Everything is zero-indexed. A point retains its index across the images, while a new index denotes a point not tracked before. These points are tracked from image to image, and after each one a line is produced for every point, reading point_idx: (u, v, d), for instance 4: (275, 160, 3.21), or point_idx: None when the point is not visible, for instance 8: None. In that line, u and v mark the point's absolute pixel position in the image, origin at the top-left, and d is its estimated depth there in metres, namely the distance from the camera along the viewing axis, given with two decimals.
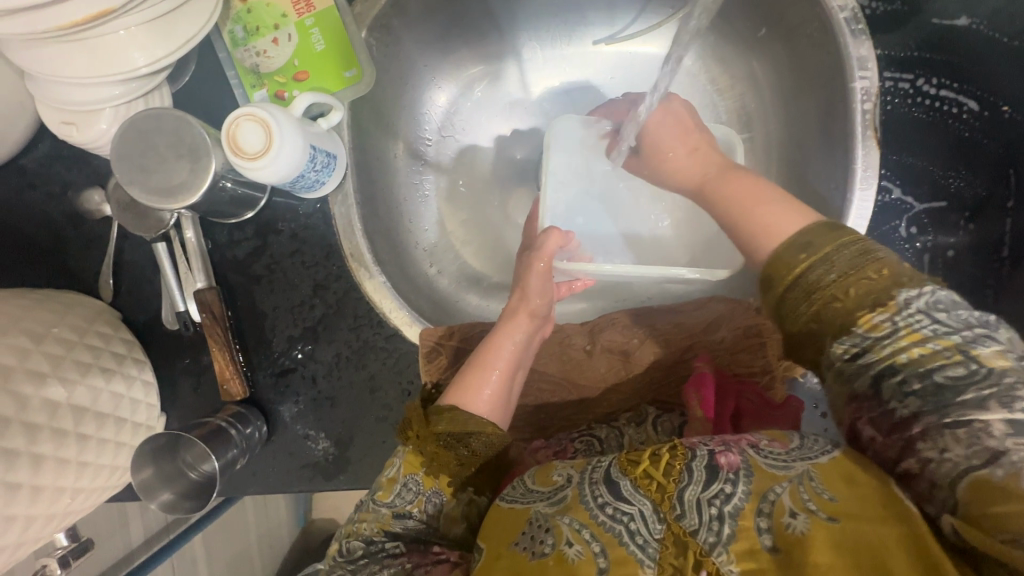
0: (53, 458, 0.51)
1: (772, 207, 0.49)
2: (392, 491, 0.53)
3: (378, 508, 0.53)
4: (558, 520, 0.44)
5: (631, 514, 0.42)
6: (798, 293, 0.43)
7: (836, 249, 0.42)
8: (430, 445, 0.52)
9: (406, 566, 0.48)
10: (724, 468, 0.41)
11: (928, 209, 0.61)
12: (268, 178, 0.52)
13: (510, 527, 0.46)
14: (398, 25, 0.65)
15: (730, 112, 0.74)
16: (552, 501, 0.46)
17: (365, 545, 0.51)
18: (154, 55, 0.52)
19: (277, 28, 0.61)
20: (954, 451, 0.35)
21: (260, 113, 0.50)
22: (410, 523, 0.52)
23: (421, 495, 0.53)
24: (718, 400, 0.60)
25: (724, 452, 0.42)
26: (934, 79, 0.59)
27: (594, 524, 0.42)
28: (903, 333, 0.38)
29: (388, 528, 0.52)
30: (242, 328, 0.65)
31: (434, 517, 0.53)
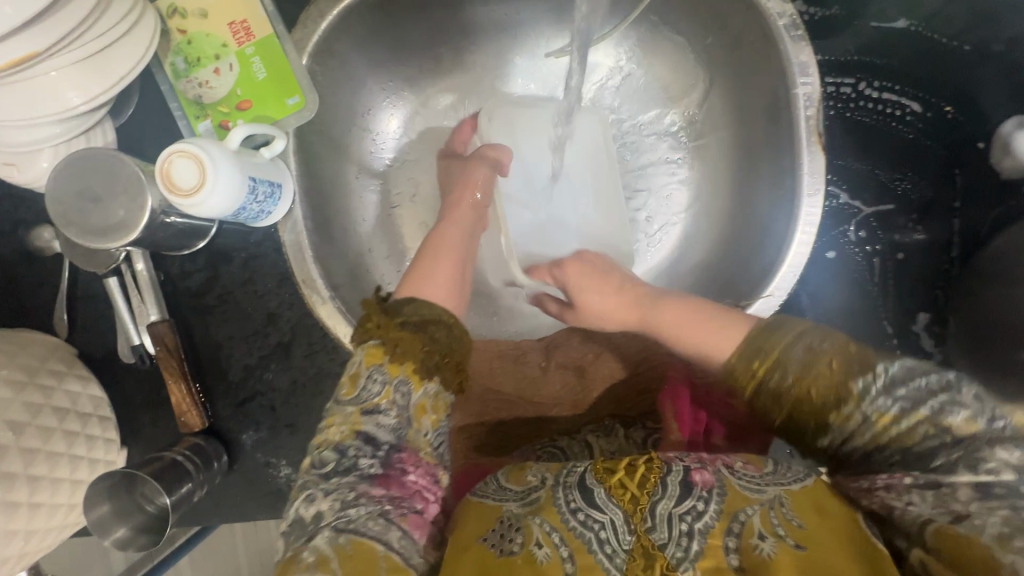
0: (3, 501, 0.51)
1: (698, 330, 0.53)
2: (357, 385, 0.48)
3: (345, 407, 0.48)
4: (529, 520, 0.43)
5: (602, 522, 0.42)
6: (767, 398, 0.47)
7: (787, 348, 0.47)
8: (394, 332, 0.50)
9: (385, 506, 0.44)
10: (700, 485, 0.42)
11: (876, 212, 0.61)
12: (205, 213, 0.52)
13: (480, 523, 0.45)
14: (342, 47, 0.64)
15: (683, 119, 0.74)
16: (524, 502, 0.45)
17: (337, 459, 0.46)
18: (88, 92, 0.52)
19: (218, 58, 0.61)
20: (920, 506, 0.39)
21: (196, 151, 0.50)
22: (382, 421, 0.47)
23: (388, 385, 0.48)
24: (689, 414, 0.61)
25: (700, 470, 0.44)
26: (875, 82, 0.59)
27: (565, 528, 0.42)
28: (876, 418, 0.42)
29: (359, 429, 0.47)
30: (198, 358, 0.65)
31: (404, 409, 0.48)
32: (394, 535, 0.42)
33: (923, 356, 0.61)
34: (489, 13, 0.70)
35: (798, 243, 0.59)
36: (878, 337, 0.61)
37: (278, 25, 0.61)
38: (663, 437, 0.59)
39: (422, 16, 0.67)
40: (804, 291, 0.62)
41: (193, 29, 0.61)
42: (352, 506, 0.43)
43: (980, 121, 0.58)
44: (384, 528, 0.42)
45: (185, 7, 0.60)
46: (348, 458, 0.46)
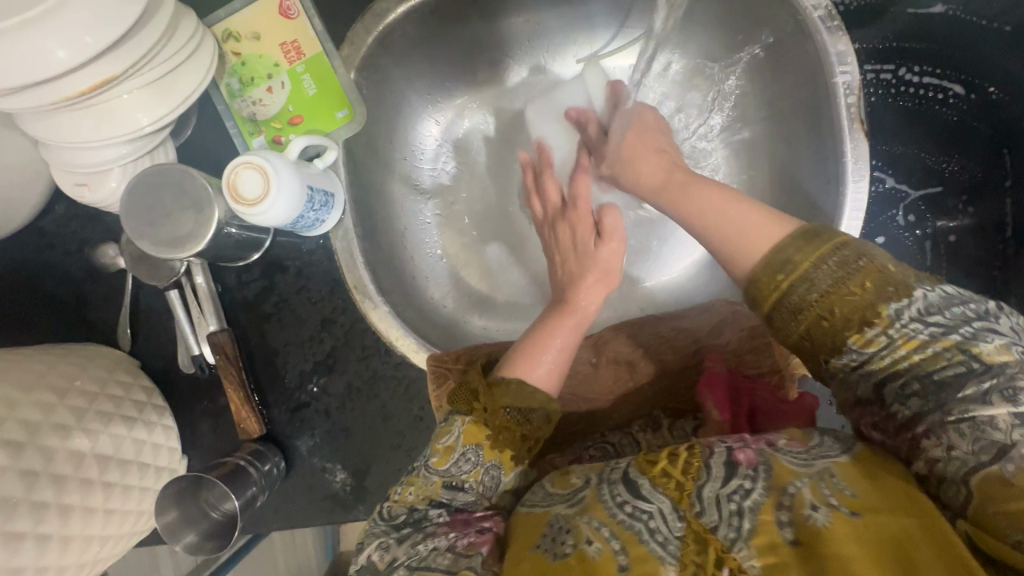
0: (81, 507, 0.52)
1: (731, 209, 0.50)
2: (451, 458, 0.48)
3: (428, 475, 0.48)
4: (578, 520, 0.43)
5: (650, 512, 0.42)
6: (785, 315, 0.44)
7: (814, 266, 0.43)
8: (498, 418, 0.49)
9: (452, 539, 0.44)
10: (744, 463, 0.41)
11: (924, 196, 0.61)
12: (267, 222, 0.54)
13: (529, 529, 0.45)
14: (385, 63, 0.67)
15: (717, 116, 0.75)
16: (570, 504, 0.45)
17: (408, 512, 0.47)
18: (157, 112, 0.55)
19: (270, 78, 0.64)
20: (961, 448, 0.36)
21: (258, 161, 0.52)
22: (462, 495, 0.48)
23: (479, 466, 0.49)
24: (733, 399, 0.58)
25: (743, 450, 0.43)
26: (915, 67, 0.60)
27: (614, 522, 0.42)
28: (900, 343, 0.40)
29: (436, 498, 0.47)
30: (255, 366, 0.66)
31: (487, 489, 0.50)
32: (463, 566, 0.41)
33: None
34: (524, 22, 0.72)
35: (845, 228, 0.59)
36: None
37: (326, 43, 0.63)
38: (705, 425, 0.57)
39: (460, 29, 0.70)
40: None
41: (247, 51, 0.64)
42: (422, 543, 0.44)
43: None
44: (453, 562, 0.42)
45: (239, 31, 0.63)
46: (418, 513, 0.47)
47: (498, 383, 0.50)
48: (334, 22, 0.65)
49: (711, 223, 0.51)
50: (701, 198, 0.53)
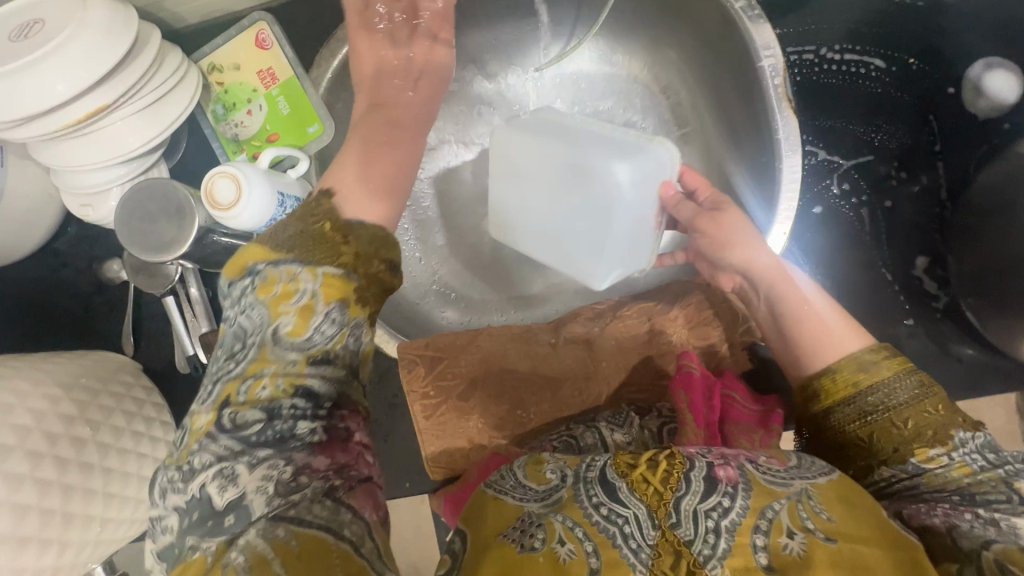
0: (83, 488, 0.57)
1: (843, 340, 0.53)
2: (308, 322, 0.44)
3: (286, 352, 0.44)
4: (551, 518, 0.43)
5: (626, 517, 0.43)
6: (851, 409, 0.48)
7: (895, 380, 0.48)
8: (367, 266, 0.47)
9: (328, 479, 0.41)
10: (723, 480, 0.44)
11: (855, 164, 0.63)
12: (242, 225, 0.60)
13: (497, 516, 0.45)
14: (351, 81, 0.74)
15: (669, 109, 0.80)
16: (545, 502, 0.45)
17: (263, 420, 0.42)
18: (145, 135, 0.63)
19: (250, 102, 0.72)
20: (970, 522, 0.40)
21: (233, 171, 0.59)
22: (328, 369, 0.45)
23: (343, 328, 0.46)
24: (709, 403, 0.58)
25: (723, 466, 0.45)
26: (835, 45, 0.63)
27: (588, 523, 0.43)
28: (956, 466, 0.44)
29: (300, 384, 0.43)
30: None
31: (352, 356, 0.47)
32: (344, 520, 0.40)
33: (929, 300, 0.62)
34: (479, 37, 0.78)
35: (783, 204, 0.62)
36: (878, 285, 0.62)
37: (297, 68, 0.71)
38: (681, 427, 0.56)
39: None
40: (795, 249, 0.64)
41: (229, 80, 0.72)
42: (295, 489, 0.40)
43: (946, 68, 0.61)
44: (332, 514, 0.40)
45: (222, 63, 0.71)
46: (280, 425, 0.42)
47: (359, 229, 0.49)
48: (304, 49, 0.73)
49: (821, 333, 0.54)
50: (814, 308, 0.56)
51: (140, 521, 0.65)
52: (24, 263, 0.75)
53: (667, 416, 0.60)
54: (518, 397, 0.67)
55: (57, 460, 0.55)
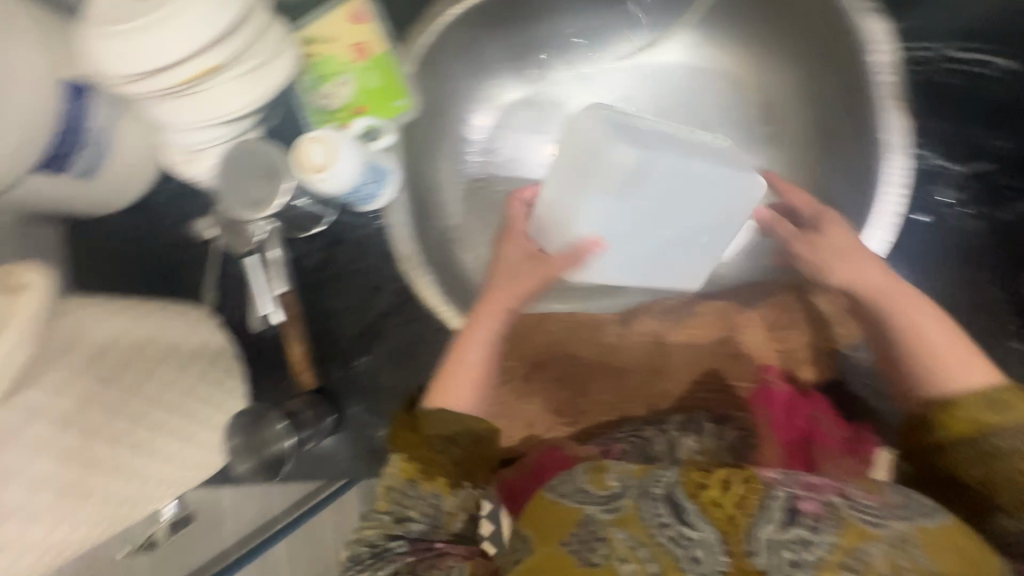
0: (168, 429, 0.60)
1: (955, 362, 0.52)
2: (391, 499, 0.56)
3: (380, 515, 0.56)
4: (613, 532, 0.47)
5: (695, 539, 0.46)
6: (972, 449, 0.48)
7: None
8: (421, 450, 0.57)
9: (410, 560, 0.53)
10: (806, 514, 0.45)
11: (965, 170, 0.61)
12: (330, 190, 0.62)
13: (560, 523, 0.49)
14: (441, 62, 0.75)
15: (757, 106, 0.77)
16: (608, 509, 0.49)
17: (371, 550, 0.54)
18: (247, 99, 0.65)
19: (341, 73, 0.72)
20: None
21: (326, 137, 0.60)
22: (411, 526, 0.55)
23: (422, 498, 0.56)
24: (792, 419, 0.59)
25: (807, 500, 0.46)
26: (957, 44, 0.59)
27: (653, 542, 0.46)
28: None
29: (391, 532, 0.55)
30: (314, 328, 0.74)
31: (435, 520, 0.56)
32: None
33: None
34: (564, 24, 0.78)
35: (885, 222, 0.63)
36: (972, 303, 0.61)
37: (390, 43, 0.72)
38: (759, 442, 0.56)
39: (502, 34, 0.77)
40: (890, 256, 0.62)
41: (321, 51, 0.71)
42: (386, 561, 0.53)
43: None
44: (402, 575, 0.50)
45: (316, 35, 0.71)
46: (384, 555, 0.54)
47: (422, 416, 0.60)
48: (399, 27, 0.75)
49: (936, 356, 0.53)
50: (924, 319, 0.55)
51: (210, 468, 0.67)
52: (114, 215, 0.78)
53: (745, 428, 0.58)
54: (580, 388, 0.66)
55: (148, 399, 0.57)
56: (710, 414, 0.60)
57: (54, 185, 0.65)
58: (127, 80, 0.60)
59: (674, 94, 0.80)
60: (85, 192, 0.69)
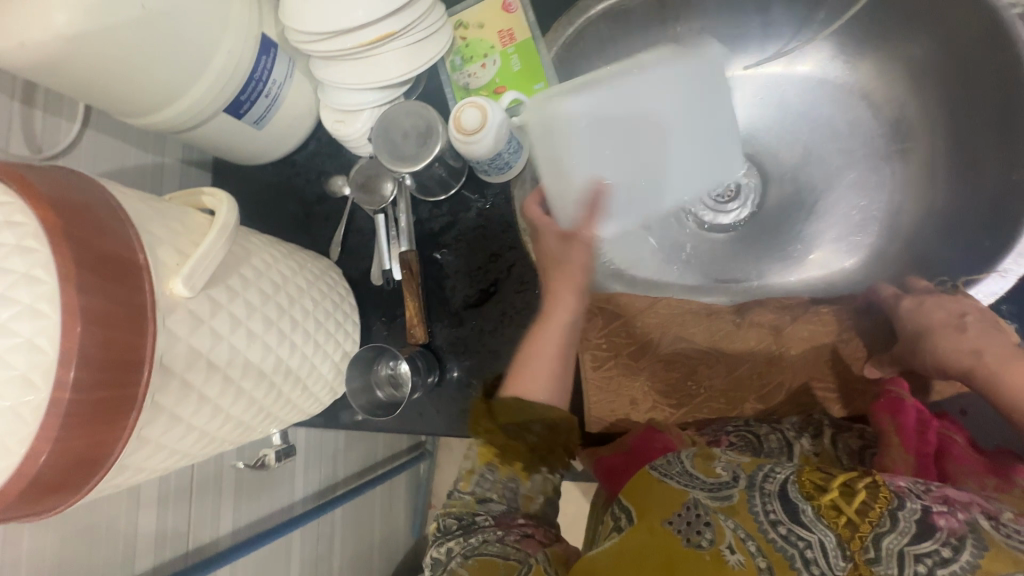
0: (301, 352, 0.65)
1: None
2: (473, 478, 0.61)
3: (464, 495, 0.60)
4: (719, 518, 0.45)
5: (808, 541, 0.41)
6: None
7: None
8: (501, 437, 0.63)
9: (499, 533, 0.55)
10: (944, 529, 0.38)
11: None
12: (476, 152, 0.66)
13: (665, 503, 0.48)
14: (577, 53, 0.79)
15: (887, 123, 0.77)
16: (714, 496, 0.47)
17: (458, 523, 0.58)
18: (403, 69, 0.71)
19: (486, 56, 0.79)
20: None
21: (481, 102, 0.65)
22: (493, 506, 0.59)
23: (498, 482, 0.60)
24: (923, 433, 0.54)
25: (945, 515, 0.39)
26: None
27: (762, 538, 0.43)
28: None
29: (475, 509, 0.58)
30: (428, 287, 0.78)
31: (513, 499, 0.60)
32: (510, 551, 0.52)
33: None
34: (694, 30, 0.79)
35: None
36: None
37: (535, 31, 0.77)
38: (882, 450, 0.53)
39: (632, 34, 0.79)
40: None
41: (472, 36, 0.79)
42: (474, 536, 0.55)
43: None
44: (501, 548, 0.53)
45: (469, 20, 0.79)
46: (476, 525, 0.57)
47: (500, 407, 0.64)
48: (542, 17, 0.79)
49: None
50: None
51: (324, 399, 0.72)
52: (266, 167, 0.88)
53: (869, 437, 0.57)
54: (686, 376, 0.66)
55: (292, 320, 0.62)
56: (830, 417, 0.60)
57: (233, 128, 0.74)
58: (312, 39, 0.68)
59: (795, 106, 0.82)
60: (252, 137, 0.77)
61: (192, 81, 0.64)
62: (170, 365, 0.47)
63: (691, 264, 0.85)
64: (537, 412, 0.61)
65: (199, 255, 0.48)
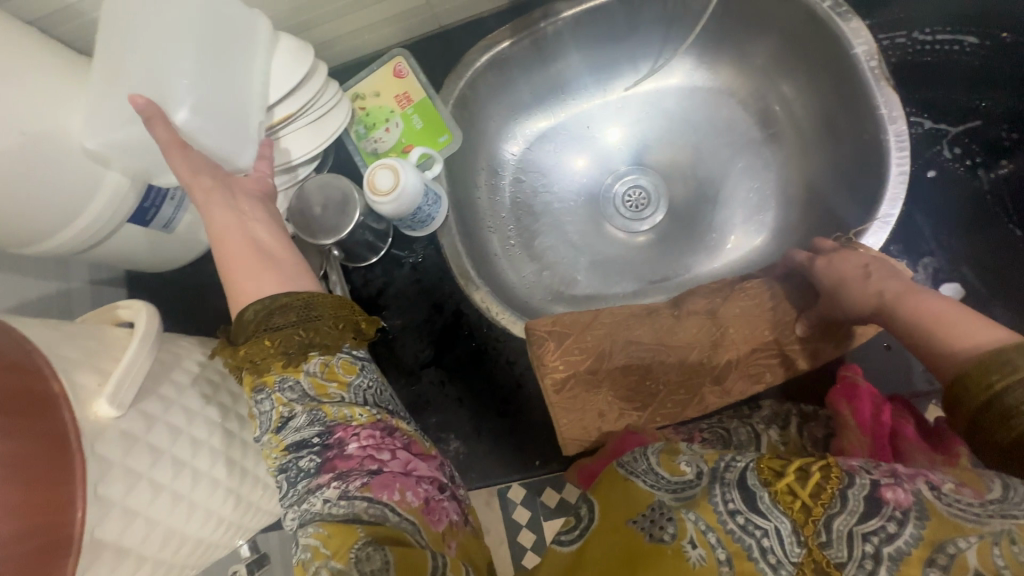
0: None
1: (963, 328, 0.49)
2: (285, 442, 0.46)
3: (286, 463, 0.46)
4: (682, 514, 0.44)
5: (766, 529, 0.42)
6: None
7: None
8: (257, 347, 0.49)
9: (340, 487, 0.43)
10: (891, 505, 0.40)
11: (965, 130, 0.68)
12: (394, 211, 0.68)
13: (628, 504, 0.47)
14: (474, 97, 0.84)
15: (755, 113, 0.86)
16: (680, 495, 0.46)
17: (295, 495, 0.45)
18: (306, 148, 0.72)
19: (388, 120, 0.82)
20: None
21: (391, 163, 0.67)
22: (306, 455, 0.46)
23: (299, 399, 0.48)
24: (879, 410, 0.58)
25: (895, 488, 0.41)
26: (927, 29, 0.69)
27: (722, 529, 0.43)
28: None
29: (287, 452, 0.46)
30: (378, 352, 0.77)
31: (315, 404, 0.47)
32: (360, 507, 0.41)
33: None
34: (576, 63, 0.87)
35: (897, 186, 0.67)
36: (1007, 239, 0.65)
37: (428, 90, 0.82)
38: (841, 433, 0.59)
39: (523, 81, 0.87)
40: (918, 211, 0.68)
41: (370, 105, 0.83)
42: (315, 496, 0.43)
43: None
44: (348, 506, 0.42)
45: (364, 92, 0.83)
46: (302, 484, 0.45)
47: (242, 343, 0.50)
48: (436, 77, 0.84)
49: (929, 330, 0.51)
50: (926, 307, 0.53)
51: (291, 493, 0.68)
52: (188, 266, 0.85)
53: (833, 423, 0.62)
54: (646, 376, 0.68)
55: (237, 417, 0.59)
56: (800, 408, 0.65)
57: (141, 237, 0.71)
58: None
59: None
60: (164, 243, 0.75)
61: (90, 198, 0.62)
62: (106, 494, 0.43)
63: (624, 273, 0.89)
64: (274, 325, 0.49)
65: (121, 369, 0.46)
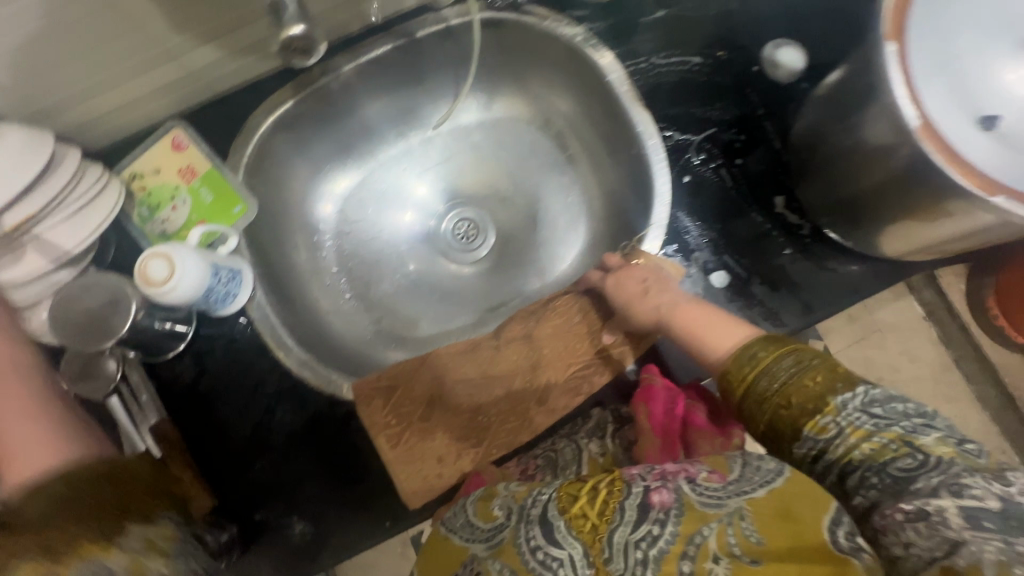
0: None
1: (721, 332, 0.58)
2: None
3: None
4: (491, 563, 0.52)
5: (561, 558, 0.49)
6: (754, 399, 0.51)
7: (775, 361, 0.51)
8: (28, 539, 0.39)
9: None
10: (657, 507, 0.46)
11: (704, 137, 0.78)
12: (178, 299, 0.64)
13: (449, 560, 0.56)
14: (269, 162, 0.81)
15: (548, 138, 0.93)
16: (489, 545, 0.54)
17: None
18: (76, 239, 0.66)
19: (174, 198, 0.77)
20: (919, 544, 0.40)
21: (163, 252, 0.63)
22: None
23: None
24: (671, 405, 0.65)
25: (658, 491, 0.47)
26: (661, 54, 0.80)
27: (524, 569, 0.50)
28: (849, 432, 0.46)
29: None
30: (201, 446, 0.71)
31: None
32: None
33: (798, 231, 0.75)
34: (374, 111, 0.87)
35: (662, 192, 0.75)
36: (754, 227, 0.75)
37: (215, 160, 0.77)
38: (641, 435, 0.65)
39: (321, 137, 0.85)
40: (683, 213, 0.77)
41: (151, 184, 0.77)
42: None
43: (745, 54, 0.79)
44: None
45: (143, 170, 0.77)
46: None
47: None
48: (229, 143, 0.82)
49: (694, 333, 0.61)
50: (692, 314, 0.63)
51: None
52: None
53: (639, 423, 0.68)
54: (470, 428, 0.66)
55: None
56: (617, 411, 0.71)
57: None
58: None
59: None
60: None
61: None
62: None
63: (462, 306, 0.91)
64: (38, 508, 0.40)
65: None
